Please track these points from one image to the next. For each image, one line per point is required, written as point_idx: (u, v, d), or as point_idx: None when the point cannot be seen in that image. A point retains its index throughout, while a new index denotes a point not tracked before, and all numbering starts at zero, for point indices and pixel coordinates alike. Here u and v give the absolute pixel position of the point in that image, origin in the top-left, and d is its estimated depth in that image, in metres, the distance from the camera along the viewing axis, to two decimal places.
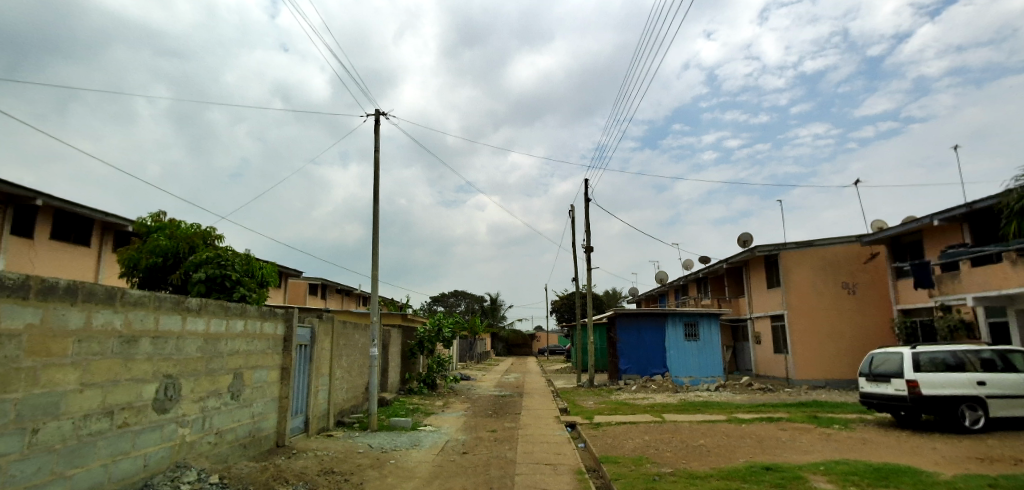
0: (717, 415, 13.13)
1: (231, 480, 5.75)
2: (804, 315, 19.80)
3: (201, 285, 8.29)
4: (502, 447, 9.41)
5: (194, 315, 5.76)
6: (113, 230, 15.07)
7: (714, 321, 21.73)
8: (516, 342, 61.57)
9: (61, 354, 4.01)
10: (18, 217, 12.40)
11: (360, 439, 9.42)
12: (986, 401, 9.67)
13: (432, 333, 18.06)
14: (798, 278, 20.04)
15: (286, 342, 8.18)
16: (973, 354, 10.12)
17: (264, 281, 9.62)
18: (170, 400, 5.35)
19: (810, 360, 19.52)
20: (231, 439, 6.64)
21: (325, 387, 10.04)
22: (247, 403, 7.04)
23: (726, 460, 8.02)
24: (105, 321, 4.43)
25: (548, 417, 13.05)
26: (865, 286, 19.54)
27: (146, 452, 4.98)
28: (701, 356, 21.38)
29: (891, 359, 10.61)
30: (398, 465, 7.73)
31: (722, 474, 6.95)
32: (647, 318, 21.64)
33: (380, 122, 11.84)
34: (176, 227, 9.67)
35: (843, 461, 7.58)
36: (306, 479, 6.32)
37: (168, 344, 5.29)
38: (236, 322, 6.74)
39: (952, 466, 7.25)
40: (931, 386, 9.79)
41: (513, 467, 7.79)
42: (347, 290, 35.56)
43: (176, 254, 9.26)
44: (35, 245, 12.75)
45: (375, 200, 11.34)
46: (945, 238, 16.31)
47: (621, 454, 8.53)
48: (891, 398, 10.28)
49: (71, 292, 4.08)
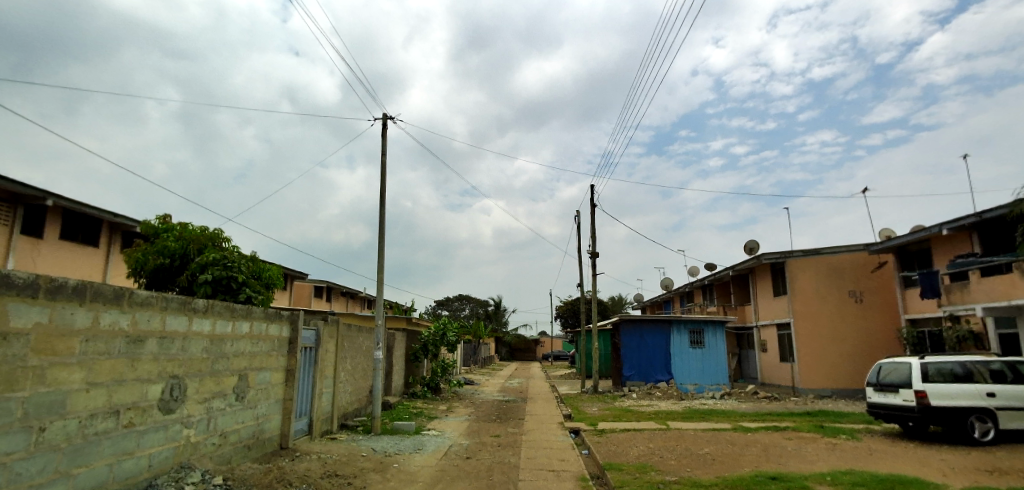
0: (722, 423, 13.02)
1: (234, 482, 5.73)
2: (810, 321, 19.71)
3: (207, 286, 8.28)
4: (505, 452, 9.39)
5: (200, 316, 5.77)
6: (120, 231, 15.15)
7: (718, 328, 21.65)
8: (518, 347, 61.86)
9: (67, 353, 4.02)
10: (27, 217, 12.48)
11: (363, 442, 9.40)
12: (996, 413, 9.54)
13: (436, 337, 17.97)
14: (803, 285, 19.98)
15: (291, 343, 8.22)
16: (982, 365, 10.01)
17: (270, 284, 9.65)
18: (175, 400, 5.35)
19: (816, 368, 19.41)
20: (234, 441, 6.63)
21: (329, 389, 10.04)
22: (251, 405, 7.03)
23: (730, 468, 7.95)
24: (112, 322, 4.45)
25: (551, 423, 12.98)
26: (873, 293, 19.38)
27: (150, 453, 4.98)
28: (706, 363, 21.27)
29: (898, 369, 10.53)
30: (401, 469, 7.72)
31: (727, 483, 6.88)
32: (651, 324, 21.50)
33: (386, 126, 11.93)
34: (183, 228, 9.74)
35: (850, 471, 7.49)
36: (309, 482, 6.29)
37: (173, 345, 5.30)
38: (242, 324, 6.75)
39: (960, 478, 7.14)
40: (939, 397, 9.68)
41: (516, 473, 7.75)
42: (352, 293, 35.75)
43: (183, 256, 9.31)
44: (44, 244, 12.87)
45: (381, 203, 11.38)
46: (953, 246, 16.15)
47: (624, 461, 8.49)
48: (899, 409, 10.15)
49: (78, 291, 4.10)
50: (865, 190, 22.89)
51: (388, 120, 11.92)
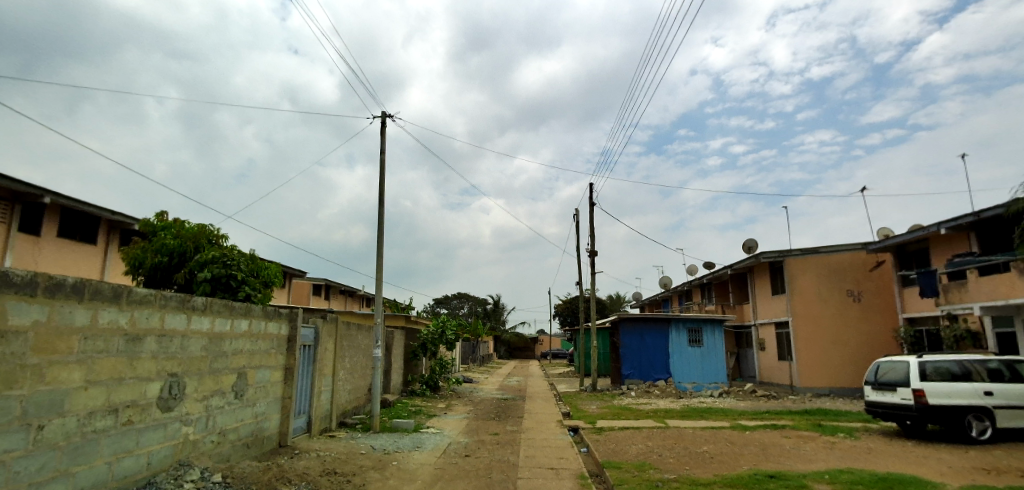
0: (720, 421, 13.04)
1: (233, 480, 5.73)
2: (809, 321, 19.74)
3: (206, 285, 8.27)
4: (505, 450, 9.40)
5: (200, 314, 5.77)
6: (119, 229, 15.12)
7: (716, 327, 21.69)
8: (517, 346, 61.99)
9: (66, 351, 4.01)
10: (26, 215, 12.46)
11: (362, 440, 9.41)
12: (993, 411, 9.56)
13: (434, 335, 17.94)
14: (802, 284, 20.00)
15: (290, 341, 8.22)
16: (980, 364, 10.03)
17: (269, 282, 9.64)
18: (174, 398, 5.36)
19: (814, 368, 19.45)
20: (233, 439, 6.63)
21: (328, 387, 10.04)
22: (250, 403, 7.03)
23: (729, 467, 7.97)
24: (111, 320, 4.44)
25: (550, 421, 12.99)
26: (871, 293, 19.43)
27: (149, 451, 4.99)
28: (705, 362, 21.32)
29: (897, 368, 10.54)
30: (400, 467, 7.72)
31: (726, 482, 6.90)
32: (649, 323, 21.50)
33: (386, 124, 11.91)
34: (181, 226, 9.69)
35: (848, 470, 7.51)
36: (309, 480, 6.29)
37: (173, 343, 5.29)
38: (241, 322, 6.74)
39: (959, 477, 7.16)
40: (937, 396, 9.71)
41: (515, 471, 7.75)
42: (350, 291, 35.74)
43: (181, 253, 9.29)
44: (43, 242, 12.85)
45: (381, 201, 11.37)
46: (951, 246, 16.19)
47: (624, 460, 8.50)
48: (897, 408, 10.17)
49: (77, 290, 4.09)
50: (863, 189, 22.90)
51: (388, 118, 11.89)
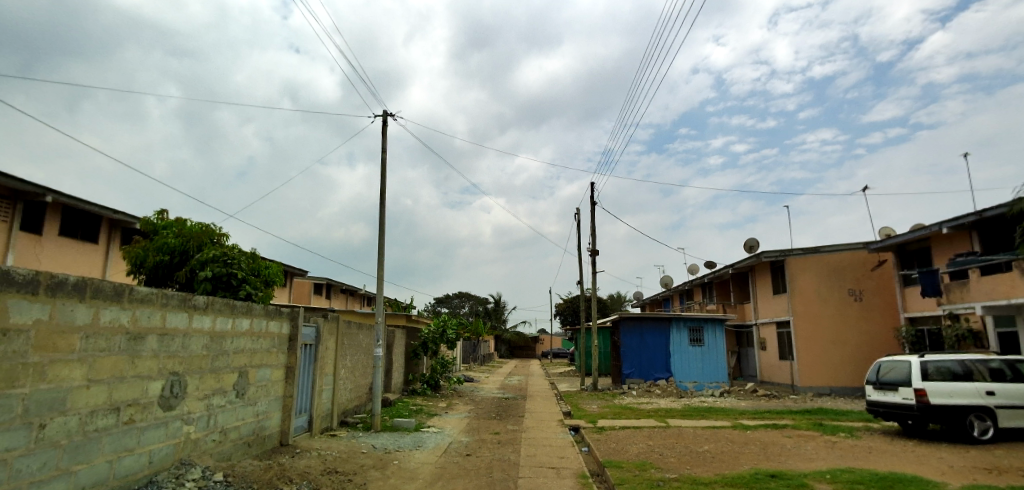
0: (721, 420, 13.04)
1: (234, 478, 5.73)
2: (810, 320, 19.69)
3: (207, 283, 8.28)
4: (505, 449, 9.39)
5: (201, 313, 5.77)
6: (120, 227, 15.12)
7: (717, 327, 21.67)
8: (518, 345, 62.00)
9: (67, 349, 4.01)
10: (27, 213, 12.47)
11: (363, 439, 9.40)
12: (995, 411, 9.55)
13: (435, 334, 17.93)
14: (803, 283, 19.96)
15: (291, 340, 8.22)
16: (982, 363, 10.01)
17: (269, 281, 9.65)
18: (175, 397, 5.35)
19: (815, 367, 19.42)
20: (235, 437, 6.64)
21: (328, 386, 10.02)
22: (251, 402, 7.03)
23: (730, 466, 7.96)
24: (112, 318, 4.44)
25: (551, 421, 12.98)
26: (872, 292, 19.42)
27: (149, 449, 4.98)
28: (705, 361, 21.30)
29: (898, 367, 10.53)
30: (401, 466, 7.71)
31: (727, 480, 6.90)
32: (650, 322, 21.49)
33: (387, 123, 11.91)
34: (182, 224, 9.69)
35: (850, 469, 7.49)
36: (309, 479, 6.28)
37: (174, 342, 5.29)
38: (242, 321, 6.74)
39: (960, 476, 7.15)
40: (938, 395, 9.70)
41: (516, 470, 7.74)
42: (351, 290, 35.73)
43: (182, 252, 9.31)
44: (44, 240, 12.85)
45: (381, 200, 11.37)
46: (953, 245, 16.17)
47: (625, 459, 8.50)
48: (898, 407, 10.16)
49: (78, 288, 4.09)
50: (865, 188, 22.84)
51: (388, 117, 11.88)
